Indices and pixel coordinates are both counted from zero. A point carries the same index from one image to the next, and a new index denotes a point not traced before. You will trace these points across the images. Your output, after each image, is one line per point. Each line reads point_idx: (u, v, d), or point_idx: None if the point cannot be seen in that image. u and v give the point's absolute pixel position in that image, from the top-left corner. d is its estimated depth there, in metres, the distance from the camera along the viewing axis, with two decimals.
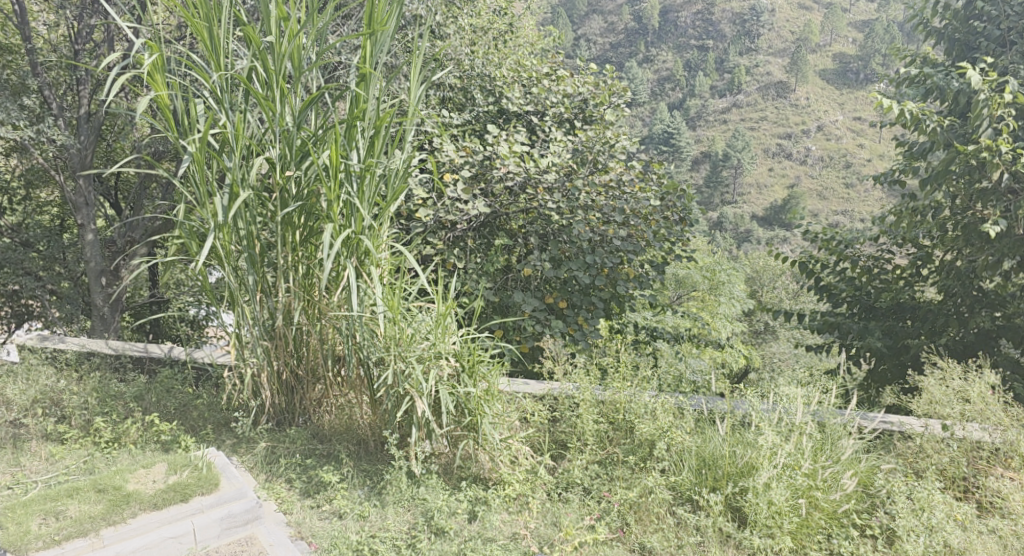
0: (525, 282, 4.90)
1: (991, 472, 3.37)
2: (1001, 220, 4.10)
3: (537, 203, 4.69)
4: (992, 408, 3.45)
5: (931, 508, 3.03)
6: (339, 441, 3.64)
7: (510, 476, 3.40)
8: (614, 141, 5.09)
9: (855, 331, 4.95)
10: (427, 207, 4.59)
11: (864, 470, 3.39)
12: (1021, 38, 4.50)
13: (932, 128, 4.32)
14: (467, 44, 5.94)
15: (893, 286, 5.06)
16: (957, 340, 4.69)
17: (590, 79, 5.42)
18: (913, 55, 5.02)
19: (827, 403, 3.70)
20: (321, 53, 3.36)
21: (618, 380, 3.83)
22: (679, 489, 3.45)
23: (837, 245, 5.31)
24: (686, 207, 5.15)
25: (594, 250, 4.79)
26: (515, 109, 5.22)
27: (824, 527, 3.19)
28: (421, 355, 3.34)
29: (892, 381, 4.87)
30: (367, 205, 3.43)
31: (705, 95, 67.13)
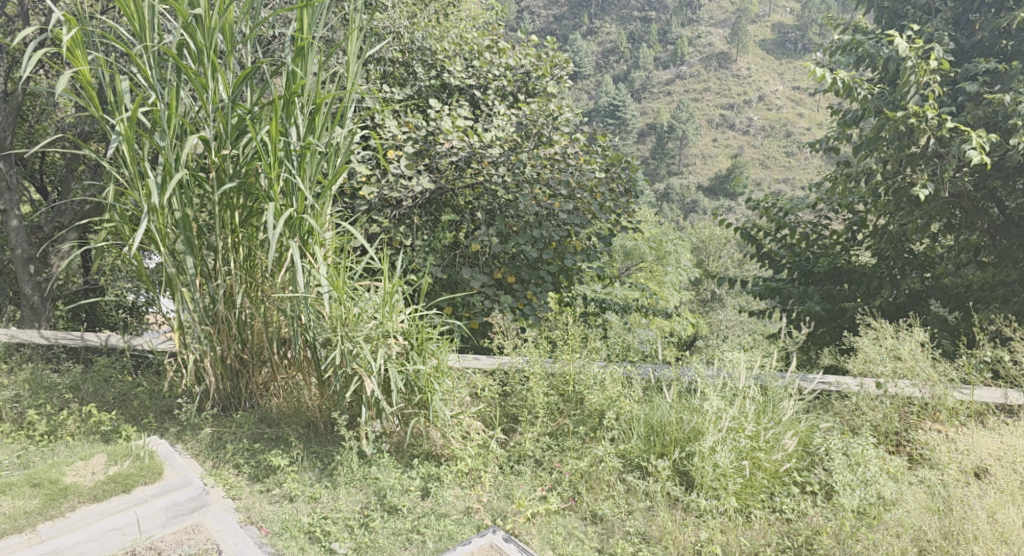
0: (473, 258, 4.89)
1: (922, 426, 3.52)
2: (929, 184, 4.24)
3: (483, 177, 4.66)
4: (921, 365, 3.61)
5: (866, 462, 3.15)
6: (288, 424, 3.59)
7: (462, 451, 3.41)
8: (557, 114, 5.11)
9: (795, 296, 5.09)
10: (371, 184, 4.51)
11: (803, 430, 3.51)
12: (945, 6, 4.64)
13: (863, 96, 4.44)
14: (406, 17, 5.83)
15: (830, 251, 5.22)
16: (891, 301, 4.86)
17: (531, 51, 5.39)
18: (845, 24, 5.13)
19: (768, 366, 3.81)
20: (254, 26, 3.26)
21: (567, 351, 3.88)
22: (628, 457, 3.51)
23: (777, 213, 5.44)
24: (631, 179, 5.19)
25: (541, 224, 4.80)
26: (457, 83, 5.14)
27: (767, 486, 3.28)
28: (368, 334, 3.30)
29: (831, 343, 5.03)
30: (309, 184, 3.35)
31: (650, 67, 67.61)
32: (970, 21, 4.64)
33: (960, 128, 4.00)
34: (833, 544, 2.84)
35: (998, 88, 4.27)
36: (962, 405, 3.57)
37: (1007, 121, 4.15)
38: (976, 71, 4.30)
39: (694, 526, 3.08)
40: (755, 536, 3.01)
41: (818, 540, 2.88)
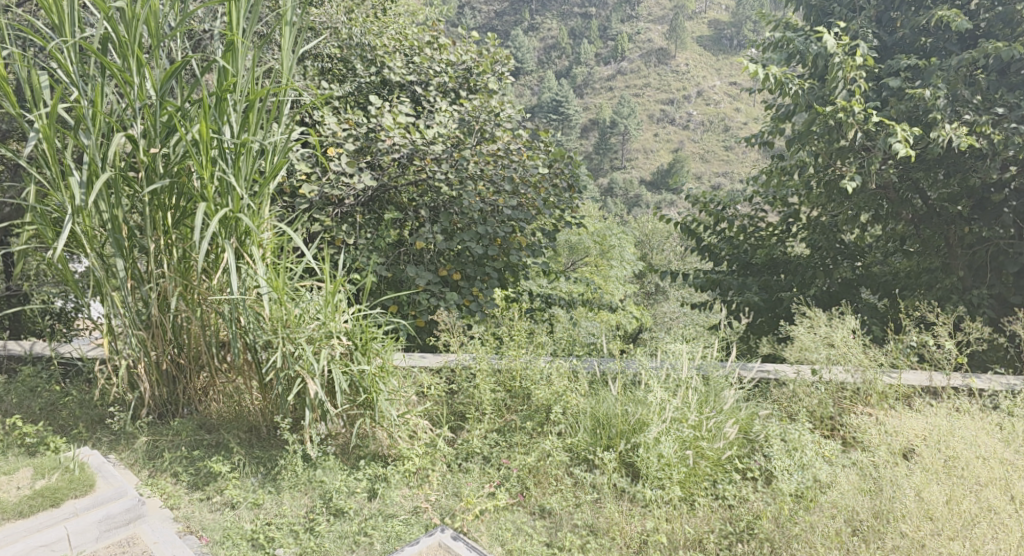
0: (418, 256, 4.85)
1: (854, 410, 3.65)
2: (857, 176, 4.38)
3: (426, 174, 4.63)
4: (854, 350, 3.73)
5: (803, 447, 3.25)
6: (228, 430, 3.50)
7: (409, 451, 3.38)
8: (499, 110, 5.11)
9: (734, 287, 5.23)
10: (312, 182, 4.42)
11: (743, 418, 3.60)
12: (868, 4, 4.81)
13: (794, 91, 4.56)
14: (344, 12, 5.74)
15: (766, 242, 5.36)
16: (824, 291, 5.03)
17: (473, 47, 5.37)
18: (776, 20, 5.27)
19: (709, 356, 3.90)
20: (182, 21, 3.15)
21: (514, 348, 3.89)
22: (575, 450, 3.54)
23: (715, 206, 5.57)
24: (574, 174, 5.23)
25: (486, 220, 4.80)
26: (397, 79, 5.08)
27: (710, 474, 3.35)
28: (310, 335, 3.25)
29: (769, 333, 5.17)
30: (244, 183, 3.27)
31: (591, 63, 68.23)
32: (891, 19, 4.85)
33: (885, 122, 4.14)
34: (773, 529, 2.90)
35: (919, 83, 4.45)
36: (892, 389, 3.71)
37: (928, 116, 4.32)
38: (898, 68, 4.46)
39: (640, 517, 3.13)
40: (699, 523, 3.05)
41: (759, 525, 2.95)
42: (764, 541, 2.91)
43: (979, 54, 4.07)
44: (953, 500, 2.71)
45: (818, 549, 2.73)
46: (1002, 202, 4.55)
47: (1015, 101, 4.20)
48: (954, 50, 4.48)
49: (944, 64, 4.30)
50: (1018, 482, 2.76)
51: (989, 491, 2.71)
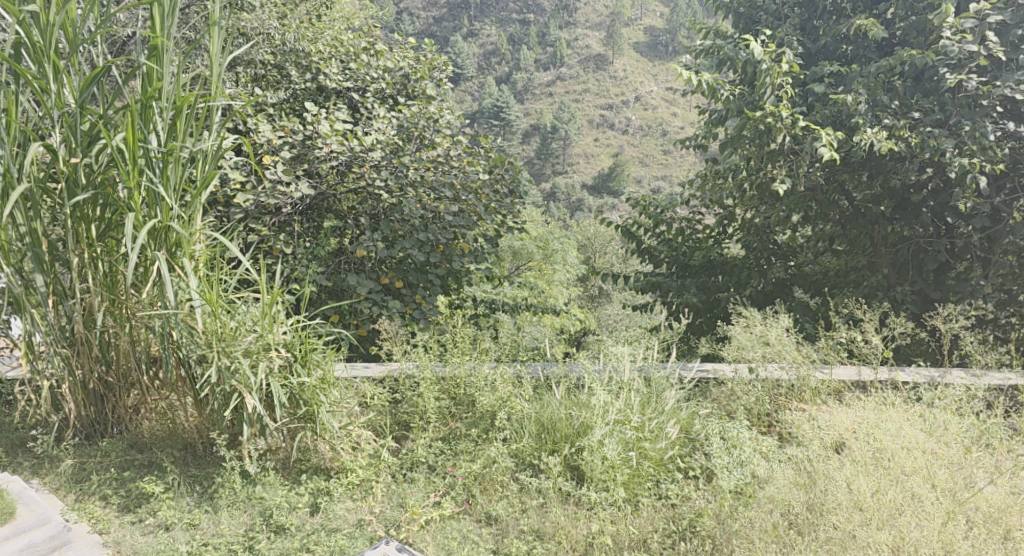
0: (359, 264, 4.76)
1: (790, 406, 3.76)
2: (787, 179, 4.51)
3: (365, 182, 4.56)
4: (787, 348, 3.88)
5: (741, 445, 3.34)
6: (161, 448, 3.38)
7: (352, 462, 3.33)
8: (438, 116, 5.09)
9: (674, 289, 5.33)
10: (246, 192, 4.31)
11: (684, 417, 3.66)
12: (792, 12, 4.98)
13: (725, 97, 4.67)
14: (276, 17, 5.64)
15: (703, 244, 5.48)
16: (759, 290, 5.17)
17: (410, 53, 5.34)
18: (706, 28, 5.40)
19: (650, 357, 3.96)
20: (101, 25, 3.04)
21: (457, 355, 3.87)
22: (521, 455, 3.54)
23: (653, 210, 5.66)
24: (514, 179, 5.25)
25: (427, 227, 4.76)
26: (333, 85, 4.98)
27: (653, 474, 3.40)
28: (247, 348, 3.17)
29: (708, 333, 5.29)
30: (174, 193, 3.16)
31: (531, 68, 68.72)
32: (814, 27, 5.03)
33: (811, 127, 4.28)
34: (714, 526, 2.96)
35: (842, 89, 4.62)
36: (824, 385, 3.82)
37: (851, 120, 4.49)
38: (822, 74, 4.63)
39: (586, 519, 3.14)
40: (643, 523, 3.09)
41: (701, 523, 2.99)
42: (706, 539, 2.96)
43: (896, 62, 4.25)
44: (880, 491, 2.77)
45: (755, 545, 2.78)
46: (921, 202, 4.77)
47: (930, 105, 4.40)
48: (873, 57, 4.68)
49: (864, 71, 4.48)
50: (940, 471, 2.81)
51: (912, 480, 2.77)
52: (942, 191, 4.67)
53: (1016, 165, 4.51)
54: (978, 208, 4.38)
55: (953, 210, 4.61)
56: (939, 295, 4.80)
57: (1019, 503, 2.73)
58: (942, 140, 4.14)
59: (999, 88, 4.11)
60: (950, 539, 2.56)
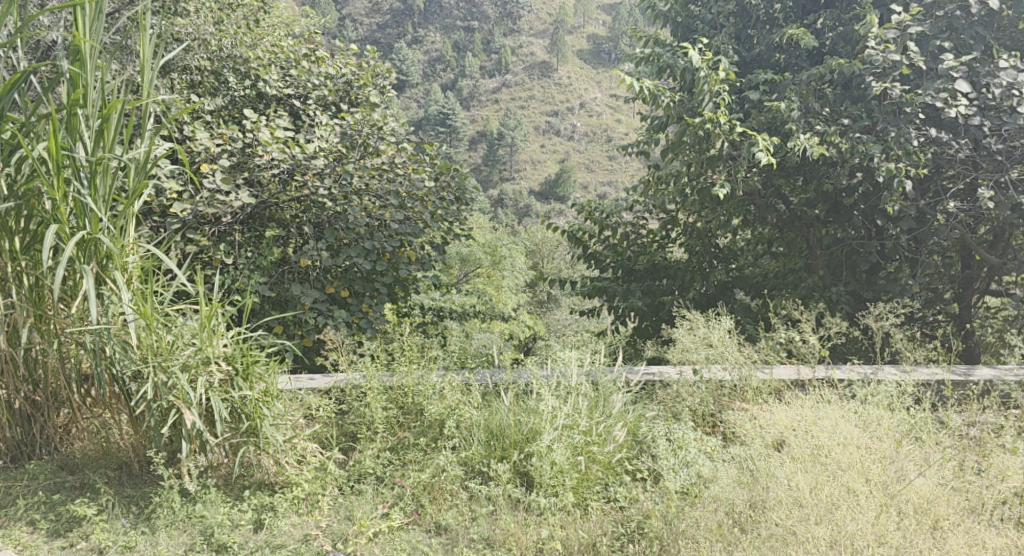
0: (303, 274, 4.68)
1: (733, 406, 3.83)
2: (726, 184, 4.61)
3: (308, 190, 4.49)
4: (730, 350, 3.96)
5: (687, 446, 3.38)
6: (95, 469, 3.25)
7: (297, 476, 3.26)
8: (382, 123, 5.05)
9: (620, 294, 5.39)
10: (184, 201, 4.19)
11: (631, 420, 3.70)
12: (728, 21, 5.11)
13: (666, 103, 4.75)
14: (213, 23, 5.53)
15: (648, 249, 5.57)
16: (703, 293, 5.27)
17: (352, 60, 5.29)
18: (646, 36, 5.49)
19: (598, 361, 3.99)
20: (21, 28, 2.91)
21: (405, 364, 3.82)
22: (470, 463, 3.52)
23: (599, 215, 5.71)
24: (460, 186, 5.23)
25: (373, 235, 4.71)
26: (274, 93, 4.86)
27: (602, 477, 3.41)
28: (185, 362, 3.10)
29: (653, 336, 5.36)
30: (103, 204, 3.06)
31: (476, 75, 68.81)
32: (748, 37, 5.18)
33: (748, 133, 4.39)
34: (662, 526, 2.99)
35: (776, 96, 4.75)
36: (765, 385, 3.89)
37: (785, 126, 4.61)
38: (757, 82, 4.75)
39: (535, 525, 3.14)
40: (593, 527, 3.11)
41: (649, 525, 3.02)
42: (654, 540, 2.99)
43: (826, 70, 4.39)
44: (818, 487, 2.84)
45: (700, 544, 2.83)
46: (853, 205, 4.93)
47: (858, 112, 4.56)
48: (805, 66, 4.83)
49: (796, 79, 4.62)
50: (873, 465, 2.89)
51: (848, 475, 2.84)
52: (872, 195, 4.84)
53: (939, 169, 4.70)
54: (905, 211, 4.55)
55: (883, 213, 4.79)
56: (872, 295, 4.96)
57: (947, 494, 2.82)
58: (871, 145, 4.28)
59: (921, 96, 4.25)
60: (883, 531, 2.63)
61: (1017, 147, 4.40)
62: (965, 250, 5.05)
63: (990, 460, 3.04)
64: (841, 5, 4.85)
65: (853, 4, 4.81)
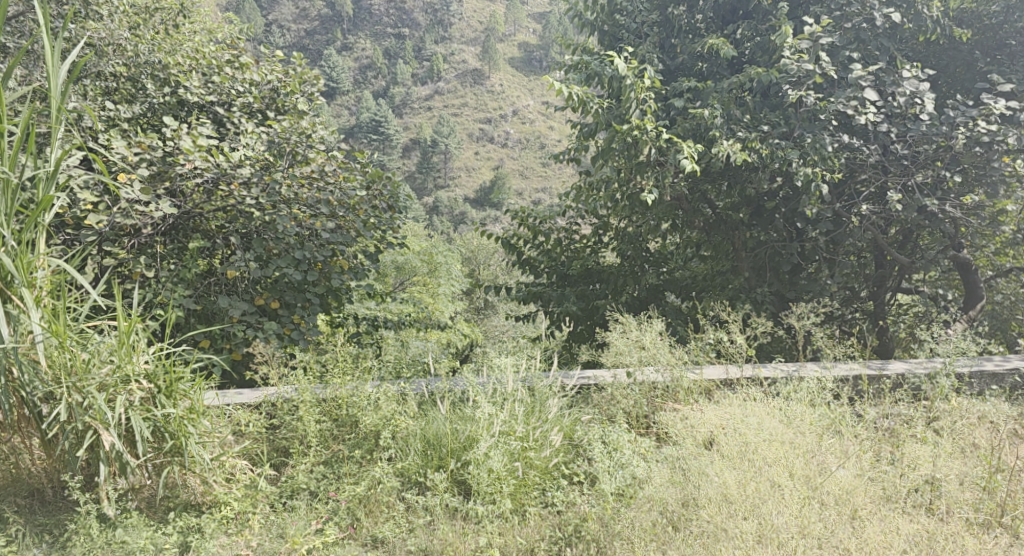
0: (231, 286, 4.55)
1: (665, 407, 3.90)
2: (654, 189, 4.70)
3: (234, 200, 4.36)
4: (661, 352, 4.06)
5: (621, 447, 3.43)
6: (3, 498, 3.08)
7: (226, 495, 3.13)
8: (311, 131, 4.96)
9: (555, 299, 5.45)
10: (100, 213, 4.02)
11: (567, 425, 3.71)
12: (652, 31, 5.22)
13: (594, 110, 4.82)
14: (129, 27, 5.33)
15: (581, 254, 5.64)
16: (634, 297, 5.36)
17: (277, 67, 5.16)
18: (574, 44, 5.57)
19: (534, 367, 4.00)
20: None
21: (338, 375, 3.72)
22: (406, 474, 3.48)
23: (532, 221, 5.75)
24: (393, 195, 5.18)
25: (304, 244, 4.61)
26: (196, 100, 4.70)
27: (539, 482, 3.42)
28: (102, 382, 2.98)
29: (588, 340, 5.42)
30: (6, 219, 2.91)
31: (408, 82, 68.50)
32: (672, 46, 5.31)
33: (674, 139, 4.50)
34: (598, 529, 3.02)
35: (700, 104, 4.88)
36: (695, 384, 3.97)
37: (709, 133, 4.74)
38: (681, 89, 4.88)
39: (473, 534, 3.12)
40: (530, 532, 3.12)
41: (585, 527, 3.05)
42: (591, 542, 3.01)
43: (745, 78, 4.55)
44: (746, 483, 2.92)
45: (633, 544, 2.88)
46: (775, 209, 5.11)
47: (776, 119, 4.73)
48: (726, 74, 4.99)
49: (718, 87, 4.77)
50: (797, 459, 2.98)
51: (773, 470, 2.93)
52: (792, 198, 5.02)
53: (852, 173, 4.93)
54: (823, 214, 4.74)
55: (802, 216, 4.97)
56: (795, 295, 5.13)
57: (865, 484, 2.92)
58: (789, 151, 4.44)
59: (833, 104, 4.43)
60: (806, 523, 2.71)
61: (921, 152, 4.65)
62: (879, 251, 5.29)
63: (903, 449, 3.16)
64: (757, 16, 5.05)
65: (769, 15, 5.00)
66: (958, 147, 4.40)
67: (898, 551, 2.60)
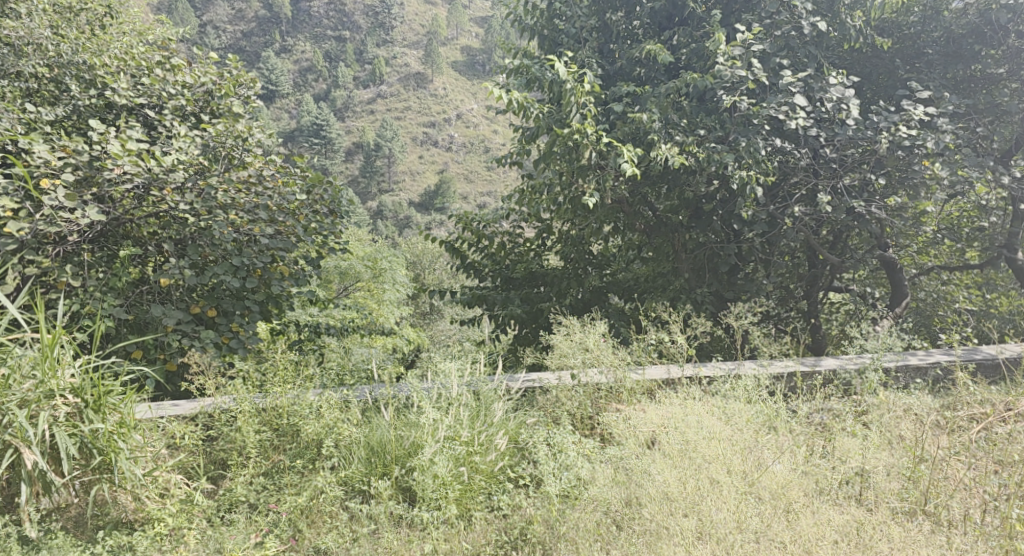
0: (164, 294, 4.41)
1: (609, 407, 3.94)
2: (596, 192, 4.74)
3: (167, 205, 4.22)
4: (605, 353, 4.10)
5: (565, 449, 3.44)
6: None
7: (160, 511, 3.01)
8: (247, 134, 4.85)
9: (499, 302, 5.47)
10: (21, 220, 3.83)
11: (513, 428, 3.71)
12: (590, 36, 5.28)
13: (535, 114, 4.84)
14: (50, 26, 5.18)
15: (524, 257, 5.67)
16: (578, 299, 5.41)
17: (211, 69, 5.00)
18: (515, 48, 5.59)
19: (478, 371, 3.99)
20: None
21: (279, 384, 3.63)
22: (349, 483, 3.43)
23: (476, 225, 5.75)
24: (334, 199, 5.08)
25: (242, 251, 4.50)
26: (124, 101, 4.52)
27: (485, 486, 3.41)
28: (24, 397, 2.95)
29: (533, 343, 5.45)
30: None
31: (350, 86, 67.76)
32: (610, 51, 5.38)
33: (614, 143, 4.55)
34: (544, 531, 3.04)
35: (639, 108, 4.96)
36: (639, 384, 4.03)
37: (647, 137, 4.81)
38: (620, 94, 4.94)
39: (418, 541, 3.09)
40: (476, 537, 3.11)
41: (531, 530, 3.06)
42: (537, 545, 3.03)
43: (681, 84, 4.63)
44: (686, 480, 2.97)
45: (577, 545, 2.90)
46: (712, 211, 5.21)
47: (712, 123, 4.84)
48: (663, 79, 5.08)
49: (655, 92, 4.84)
50: (734, 455, 3.05)
51: (712, 466, 2.98)
52: (729, 201, 5.13)
53: (785, 176, 5.07)
54: (758, 215, 4.87)
55: (738, 218, 5.10)
56: (733, 295, 5.25)
57: (799, 478, 2.98)
58: (724, 154, 4.54)
59: (765, 109, 4.57)
60: (743, 518, 2.76)
61: (849, 155, 4.81)
62: (811, 251, 5.46)
63: (834, 443, 3.26)
64: (692, 23, 5.15)
65: (703, 22, 5.12)
66: (882, 150, 4.57)
67: (830, 541, 2.67)
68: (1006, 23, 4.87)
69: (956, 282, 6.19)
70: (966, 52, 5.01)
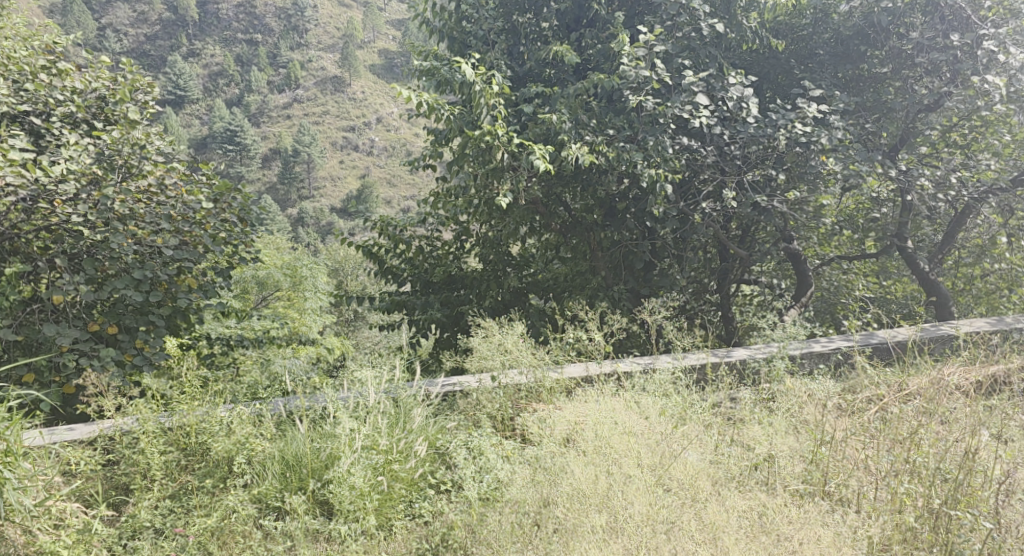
0: (58, 312, 4.17)
1: (529, 408, 3.94)
2: (510, 193, 4.73)
3: (58, 218, 3.98)
4: (524, 354, 4.11)
5: (485, 451, 3.43)
6: None
7: (53, 543, 2.82)
8: (145, 142, 4.62)
9: (419, 306, 5.42)
10: None
11: (433, 433, 3.66)
12: (498, 38, 5.29)
13: (446, 116, 4.79)
14: None
15: (443, 261, 5.64)
16: (498, 301, 5.41)
17: (104, 74, 4.79)
18: (424, 50, 5.55)
19: (396, 378, 3.93)
20: None
21: (186, 402, 3.48)
22: (263, 499, 3.30)
23: (392, 229, 5.68)
24: (242, 207, 4.92)
25: (143, 263, 4.30)
26: (6, 109, 4.25)
27: (405, 495, 3.34)
28: None
29: (454, 347, 5.42)
30: None
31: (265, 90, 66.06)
32: (519, 53, 5.40)
33: (525, 144, 4.54)
34: (465, 536, 3.00)
35: (549, 109, 4.99)
36: (558, 383, 4.05)
37: (559, 138, 4.83)
38: (530, 95, 4.96)
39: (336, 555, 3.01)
40: (397, 547, 3.05)
41: (452, 536, 3.02)
42: (458, 550, 2.99)
43: (589, 84, 4.69)
44: (604, 477, 2.98)
45: (498, 546, 2.87)
46: (625, 209, 5.30)
47: (621, 123, 4.92)
48: (571, 81, 5.15)
49: (565, 93, 4.88)
50: (649, 449, 3.09)
51: (628, 462, 3.01)
52: (640, 199, 5.21)
53: (693, 173, 5.19)
54: (668, 212, 4.97)
55: (650, 215, 5.19)
56: (649, 290, 5.35)
57: (711, 468, 3.05)
58: (633, 153, 4.62)
59: (670, 108, 4.67)
60: (660, 510, 2.79)
61: (751, 152, 4.97)
62: (721, 246, 5.64)
63: (745, 432, 3.36)
64: (597, 24, 5.22)
65: (608, 23, 5.20)
66: (782, 147, 4.74)
67: (740, 527, 2.72)
68: (887, 26, 5.10)
69: (855, 271, 6.53)
70: (854, 54, 5.25)
